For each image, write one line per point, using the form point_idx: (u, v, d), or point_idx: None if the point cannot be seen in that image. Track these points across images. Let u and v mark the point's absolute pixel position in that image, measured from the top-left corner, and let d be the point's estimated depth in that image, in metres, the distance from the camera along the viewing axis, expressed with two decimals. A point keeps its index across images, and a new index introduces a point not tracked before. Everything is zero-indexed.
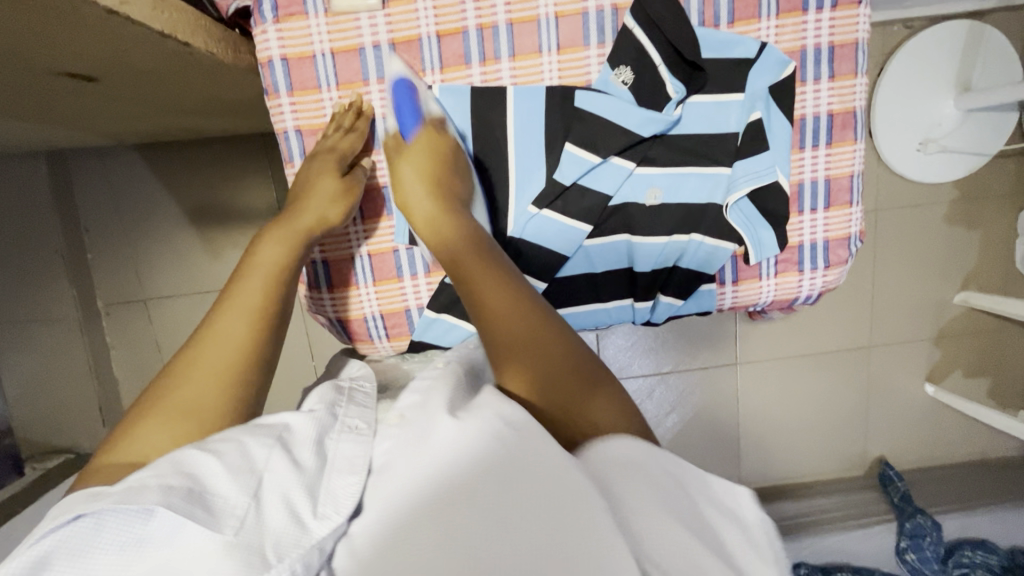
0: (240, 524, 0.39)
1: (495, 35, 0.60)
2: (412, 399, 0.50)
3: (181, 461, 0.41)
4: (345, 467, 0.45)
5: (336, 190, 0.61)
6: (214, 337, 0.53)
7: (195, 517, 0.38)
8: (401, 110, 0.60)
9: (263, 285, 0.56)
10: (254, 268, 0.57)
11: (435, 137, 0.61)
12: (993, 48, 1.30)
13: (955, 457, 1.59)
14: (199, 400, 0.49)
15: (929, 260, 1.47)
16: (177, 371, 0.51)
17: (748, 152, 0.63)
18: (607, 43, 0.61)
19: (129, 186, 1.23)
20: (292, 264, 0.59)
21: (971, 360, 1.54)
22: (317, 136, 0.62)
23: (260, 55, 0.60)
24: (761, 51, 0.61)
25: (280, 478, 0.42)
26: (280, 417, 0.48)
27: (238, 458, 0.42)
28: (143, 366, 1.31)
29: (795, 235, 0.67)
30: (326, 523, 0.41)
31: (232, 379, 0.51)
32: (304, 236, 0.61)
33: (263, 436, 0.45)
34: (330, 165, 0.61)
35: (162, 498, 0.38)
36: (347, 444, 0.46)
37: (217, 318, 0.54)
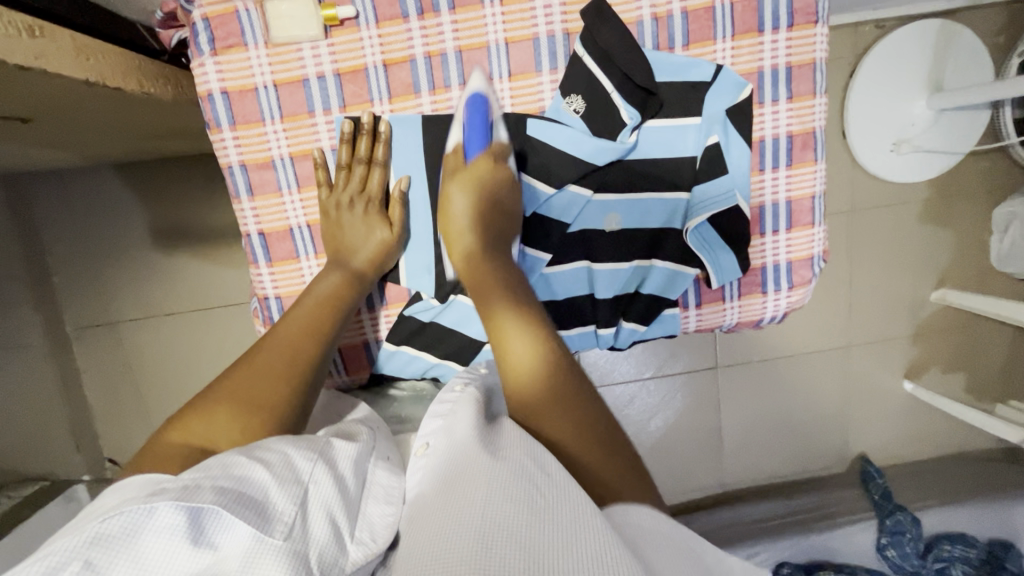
0: (289, 528, 0.40)
1: (444, 63, 0.59)
2: (434, 424, 0.53)
3: (232, 465, 0.42)
4: (381, 496, 0.50)
5: (384, 239, 0.62)
6: (278, 343, 0.56)
7: (248, 518, 0.39)
8: (470, 135, 0.61)
9: (322, 315, 0.58)
10: (315, 297, 0.59)
11: (491, 168, 0.61)
12: (964, 47, 1.30)
13: (932, 451, 1.61)
14: (268, 398, 0.52)
15: (905, 258, 1.48)
16: (245, 370, 0.54)
17: (705, 177, 0.62)
18: (560, 69, 0.60)
19: (91, 206, 1.20)
20: (352, 299, 0.60)
21: (949, 357, 1.55)
22: (343, 172, 0.61)
23: (199, 89, 0.57)
24: (717, 74, 0.59)
25: (324, 494, 0.45)
26: (321, 435, 0.52)
27: (284, 467, 0.44)
28: (116, 388, 1.29)
29: (758, 257, 0.66)
30: (362, 548, 0.44)
31: (301, 391, 0.54)
32: (364, 277, 0.61)
33: (305, 449, 0.47)
34: (373, 211, 0.62)
35: (218, 497, 0.39)
36: (382, 474, 0.52)
37: (282, 326, 0.57)
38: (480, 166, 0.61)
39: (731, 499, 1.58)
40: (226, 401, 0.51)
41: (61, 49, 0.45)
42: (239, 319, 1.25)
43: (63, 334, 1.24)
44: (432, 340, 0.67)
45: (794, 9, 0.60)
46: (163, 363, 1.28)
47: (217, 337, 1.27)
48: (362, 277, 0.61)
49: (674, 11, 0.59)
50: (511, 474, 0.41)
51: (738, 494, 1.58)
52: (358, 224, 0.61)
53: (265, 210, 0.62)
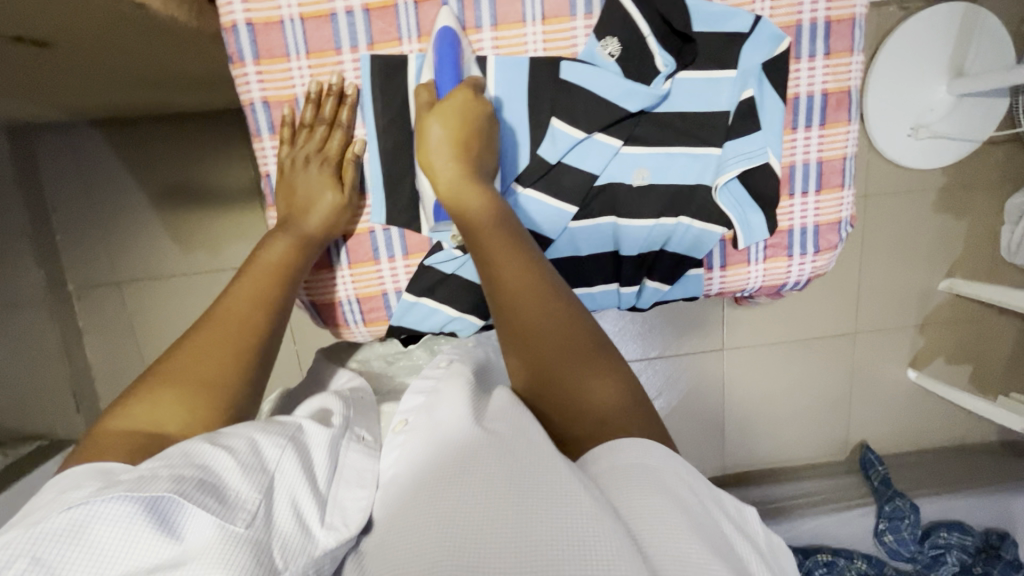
0: (251, 518, 0.40)
1: (476, 3, 0.57)
2: (416, 401, 0.54)
3: (193, 453, 0.42)
4: (353, 479, 0.50)
5: (336, 201, 0.60)
6: (227, 319, 0.53)
7: (207, 505, 0.38)
8: (442, 72, 0.56)
9: (272, 283, 0.57)
10: (265, 266, 0.57)
11: (473, 101, 0.56)
12: (987, 33, 1.28)
13: (934, 442, 1.62)
14: (216, 375, 0.50)
15: (916, 247, 1.47)
16: (190, 349, 0.51)
17: (738, 132, 0.61)
18: (595, 14, 0.58)
19: (96, 163, 1.18)
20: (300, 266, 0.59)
21: (954, 348, 1.55)
22: (304, 131, 0.59)
23: (223, 19, 0.56)
24: (756, 25, 0.58)
25: (288, 480, 0.45)
26: (291, 419, 0.51)
27: (249, 455, 0.44)
28: (117, 350, 1.27)
29: (785, 219, 0.65)
30: (334, 533, 0.44)
31: (251, 366, 0.52)
32: (314, 242, 0.60)
33: (275, 436, 0.47)
34: (328, 171, 0.60)
35: (174, 485, 0.38)
36: (356, 454, 0.52)
37: (233, 305, 0.54)
38: (456, 104, 0.55)
39: (731, 483, 1.58)
40: (169, 376, 0.48)
41: None
42: None
43: (65, 292, 1.23)
44: (451, 293, 0.66)
45: None
46: (166, 326, 1.26)
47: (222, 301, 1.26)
48: (311, 243, 0.59)
49: None
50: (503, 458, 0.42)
51: (738, 478, 1.58)
52: (313, 185, 0.59)
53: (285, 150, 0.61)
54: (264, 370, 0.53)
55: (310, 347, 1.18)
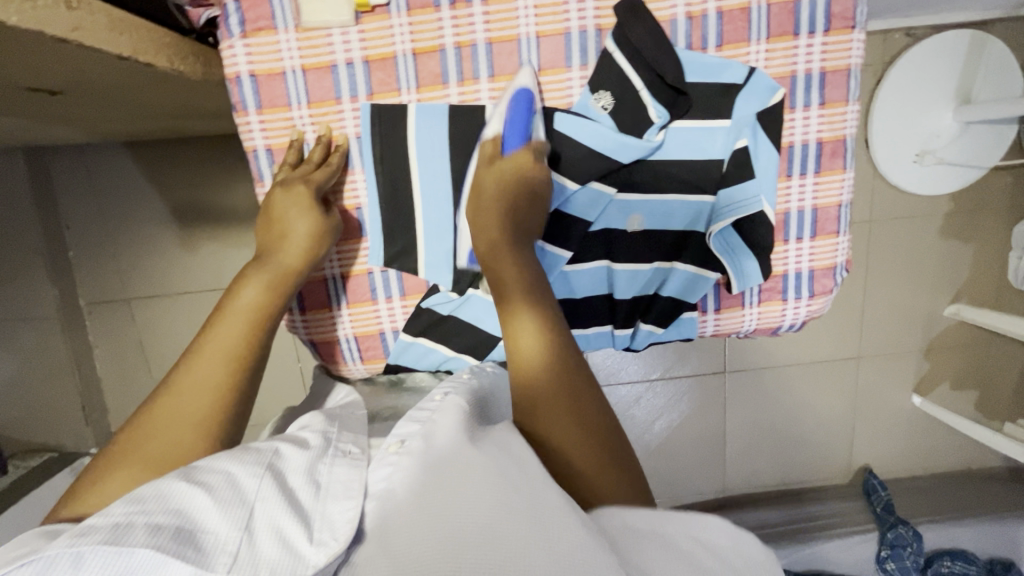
0: (232, 561, 0.40)
1: (473, 55, 0.58)
2: (413, 427, 0.53)
3: (169, 497, 0.42)
4: (341, 492, 0.48)
5: (313, 229, 0.59)
6: (192, 380, 0.53)
7: (184, 556, 0.38)
8: (513, 124, 0.57)
9: (244, 335, 0.56)
10: (241, 309, 0.57)
11: (530, 164, 0.58)
12: (993, 61, 1.29)
13: (941, 468, 1.60)
14: (182, 446, 0.50)
15: (921, 272, 1.46)
16: (157, 416, 0.51)
17: (732, 181, 0.61)
18: (590, 65, 0.59)
19: (107, 184, 1.20)
20: (279, 304, 0.59)
21: (959, 373, 1.54)
22: (291, 166, 0.59)
23: (227, 70, 0.57)
24: (750, 77, 0.58)
25: (270, 507, 0.44)
26: (267, 444, 0.51)
27: (226, 489, 0.44)
28: (123, 366, 1.29)
29: (780, 264, 0.66)
30: (323, 549, 0.42)
31: (218, 427, 0.52)
32: (291, 274, 0.60)
33: (252, 465, 0.47)
34: (307, 199, 0.58)
35: (150, 539, 0.39)
36: (341, 469, 0.50)
37: (196, 364, 0.54)
38: (521, 159, 0.58)
39: (731, 506, 1.58)
40: (127, 450, 0.49)
41: (96, 22, 0.45)
42: None
43: (76, 309, 1.25)
44: (449, 332, 0.67)
45: (831, 14, 0.58)
46: (173, 342, 1.28)
47: None
48: (287, 273, 0.59)
49: (710, 10, 0.58)
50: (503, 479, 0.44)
51: (738, 500, 1.58)
52: (290, 210, 0.58)
53: None
54: (236, 425, 0.54)
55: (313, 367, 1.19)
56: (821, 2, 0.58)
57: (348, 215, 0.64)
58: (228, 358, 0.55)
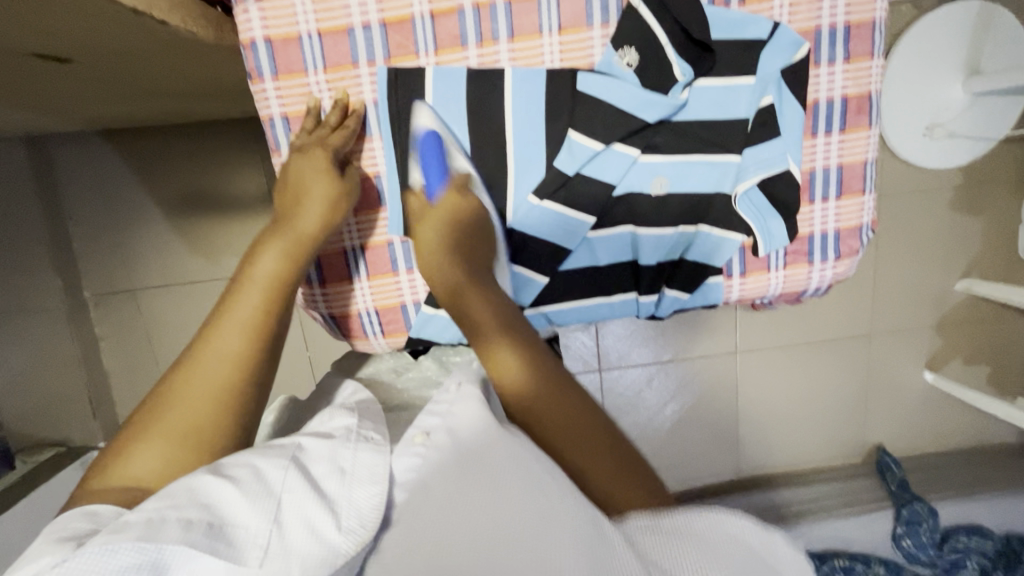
0: (264, 554, 0.41)
1: (493, 15, 0.57)
2: (434, 419, 0.52)
3: (198, 491, 0.42)
4: (366, 478, 0.47)
5: (330, 196, 0.58)
6: (210, 351, 0.52)
7: (216, 551, 0.40)
8: (428, 172, 0.60)
9: (259, 307, 0.55)
10: (257, 280, 0.56)
11: (459, 201, 0.61)
12: (1003, 31, 1.28)
13: (955, 444, 1.59)
14: (202, 417, 0.50)
15: (931, 247, 1.46)
16: (176, 388, 0.51)
17: (757, 139, 0.60)
18: (612, 23, 0.58)
19: (110, 174, 1.19)
20: (294, 275, 0.58)
21: (971, 348, 1.54)
22: (306, 129, 0.58)
23: (241, 36, 0.55)
24: (774, 32, 0.57)
25: (296, 498, 0.44)
26: (289, 439, 0.51)
27: (254, 482, 0.44)
28: (132, 357, 1.28)
29: (806, 225, 0.65)
30: (353, 536, 0.42)
31: (237, 397, 0.52)
32: (308, 243, 0.58)
33: (277, 458, 0.47)
34: (324, 165, 0.57)
35: (183, 535, 0.39)
36: (365, 454, 0.50)
37: (212, 336, 0.53)
38: (447, 203, 0.61)
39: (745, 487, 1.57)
40: (149, 425, 0.49)
41: None
42: None
43: (82, 301, 1.23)
44: None
45: None
46: (181, 334, 1.27)
47: None
48: (302, 241, 0.58)
49: None
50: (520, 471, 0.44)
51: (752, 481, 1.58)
52: (307, 176, 0.57)
53: None
54: (256, 396, 0.54)
55: (325, 354, 1.18)
56: None
57: (367, 183, 0.63)
58: (241, 332, 0.54)
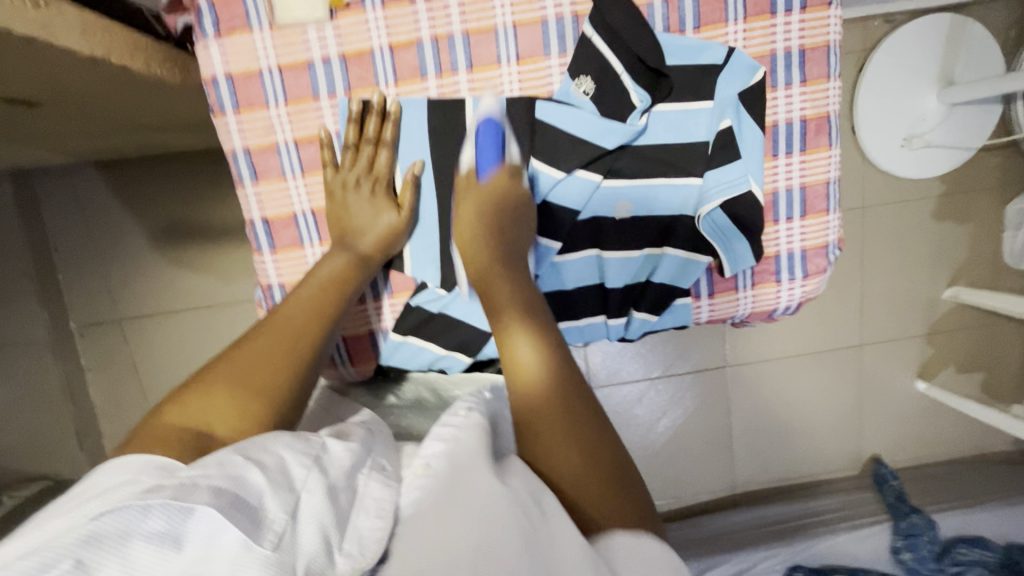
0: (278, 539, 0.39)
1: (450, 47, 0.57)
2: (436, 447, 0.52)
3: (229, 464, 0.41)
4: (371, 509, 0.47)
5: (393, 215, 0.61)
6: (276, 330, 0.56)
7: (241, 524, 0.38)
8: (484, 153, 0.60)
9: (323, 299, 0.58)
10: (322, 278, 0.59)
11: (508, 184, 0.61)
12: (974, 43, 1.30)
13: (951, 454, 1.58)
14: (263, 387, 0.53)
15: (917, 256, 1.46)
16: (240, 359, 0.54)
17: (718, 162, 0.60)
18: (569, 52, 0.58)
19: (96, 205, 1.19)
20: (359, 284, 0.60)
21: (963, 356, 1.53)
22: (349, 150, 0.59)
23: (203, 72, 0.56)
24: (729, 57, 0.58)
25: (313, 502, 0.43)
26: (315, 435, 0.49)
27: (279, 473, 0.43)
28: (119, 388, 1.27)
29: (771, 245, 0.65)
30: (350, 561, 0.42)
31: (289, 384, 0.54)
32: (370, 260, 0.60)
33: (303, 454, 0.46)
34: (380, 194, 0.61)
35: (213, 500, 0.38)
36: (376, 485, 0.49)
37: (281, 314, 0.57)
38: (497, 182, 0.61)
39: (741, 503, 1.55)
40: (223, 379, 0.52)
41: (68, 23, 0.45)
42: (246, 318, 1.25)
43: (68, 332, 1.23)
44: (440, 330, 0.65)
45: None
46: (167, 363, 1.27)
47: (221, 333, 1.26)
48: (367, 259, 0.60)
49: None
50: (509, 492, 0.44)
51: (750, 496, 1.56)
52: (367, 203, 0.60)
53: (268, 195, 0.60)
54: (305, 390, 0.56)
55: None
56: None
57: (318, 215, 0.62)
58: (307, 312, 0.57)
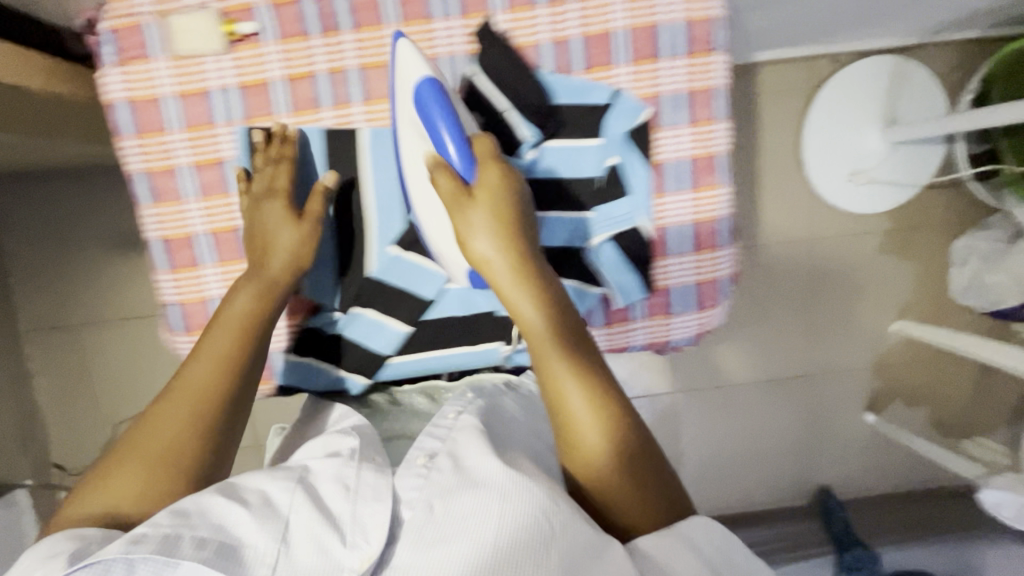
0: (272, 569, 0.46)
1: (344, 80, 0.69)
2: (435, 442, 0.60)
3: (208, 512, 0.49)
4: (369, 495, 0.54)
5: (296, 231, 0.68)
6: (186, 384, 0.59)
7: (227, 567, 0.45)
8: (431, 118, 0.63)
9: (232, 340, 0.62)
10: (228, 317, 0.64)
11: (500, 179, 0.63)
12: (916, 85, 1.34)
13: (900, 488, 1.58)
14: (176, 445, 0.56)
15: (865, 289, 1.48)
16: (150, 421, 0.57)
17: (606, 197, 0.69)
18: (459, 88, 0.69)
19: (48, 212, 1.21)
20: (263, 313, 0.65)
21: (910, 389, 1.54)
22: (259, 172, 0.69)
23: (105, 97, 0.67)
24: (616, 97, 0.67)
25: (304, 520, 0.50)
26: (296, 465, 0.58)
27: (262, 505, 0.51)
28: (61, 395, 1.27)
29: (663, 277, 0.72)
30: (361, 554, 0.48)
31: (208, 428, 0.58)
32: (275, 283, 0.66)
33: (281, 483, 0.54)
34: (285, 207, 0.68)
35: (198, 552, 0.45)
36: (369, 474, 0.56)
37: (189, 368, 0.60)
38: (488, 176, 0.63)
39: None
40: (134, 450, 0.55)
41: None
42: None
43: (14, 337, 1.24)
44: None
45: (691, 39, 0.67)
46: (112, 371, 1.27)
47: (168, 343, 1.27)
48: (271, 284, 0.66)
49: (573, 36, 0.67)
50: (522, 501, 0.50)
51: None
52: (274, 221, 0.68)
53: (167, 214, 0.71)
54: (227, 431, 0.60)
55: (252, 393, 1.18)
56: (681, 31, 0.67)
57: (223, 235, 0.72)
58: (211, 376, 0.60)
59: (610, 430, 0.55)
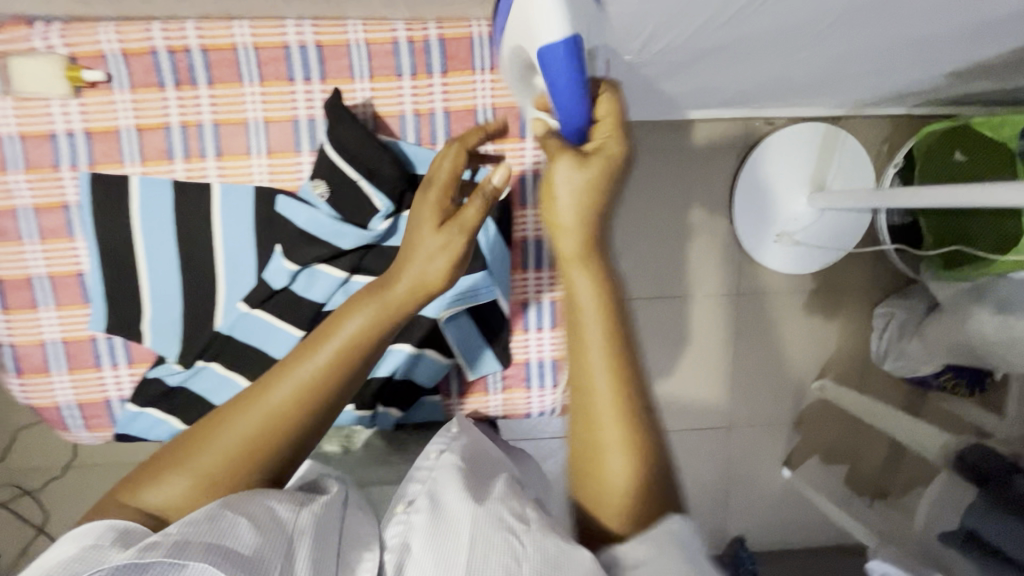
0: None
1: None
2: (417, 487, 0.62)
3: (219, 520, 0.48)
4: (357, 542, 0.57)
5: (432, 262, 0.61)
6: (267, 409, 0.56)
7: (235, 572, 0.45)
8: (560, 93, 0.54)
9: (323, 377, 0.57)
10: (334, 348, 0.58)
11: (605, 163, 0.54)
12: (844, 155, 1.37)
13: (813, 543, 1.60)
14: (233, 472, 0.55)
15: (787, 348, 1.51)
16: (222, 433, 0.56)
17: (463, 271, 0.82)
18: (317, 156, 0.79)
19: None
20: (374, 343, 0.60)
21: (828, 447, 1.57)
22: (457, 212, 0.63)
23: None
24: None
25: (305, 543, 0.51)
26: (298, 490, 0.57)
27: (269, 519, 0.50)
28: None
29: None
30: None
31: (269, 457, 0.57)
32: (392, 314, 0.60)
33: (287, 502, 0.53)
34: (452, 241, 0.61)
35: (206, 556, 0.45)
36: (357, 522, 0.59)
37: (275, 387, 0.57)
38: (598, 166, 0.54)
39: None
40: (185, 466, 0.55)
41: None
42: None
43: None
44: None
45: None
46: None
47: None
48: (388, 314, 0.60)
49: None
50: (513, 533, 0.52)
51: None
52: (424, 245, 0.61)
53: None
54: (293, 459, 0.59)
55: None
56: None
57: None
58: (304, 399, 0.57)
59: (633, 465, 0.55)
